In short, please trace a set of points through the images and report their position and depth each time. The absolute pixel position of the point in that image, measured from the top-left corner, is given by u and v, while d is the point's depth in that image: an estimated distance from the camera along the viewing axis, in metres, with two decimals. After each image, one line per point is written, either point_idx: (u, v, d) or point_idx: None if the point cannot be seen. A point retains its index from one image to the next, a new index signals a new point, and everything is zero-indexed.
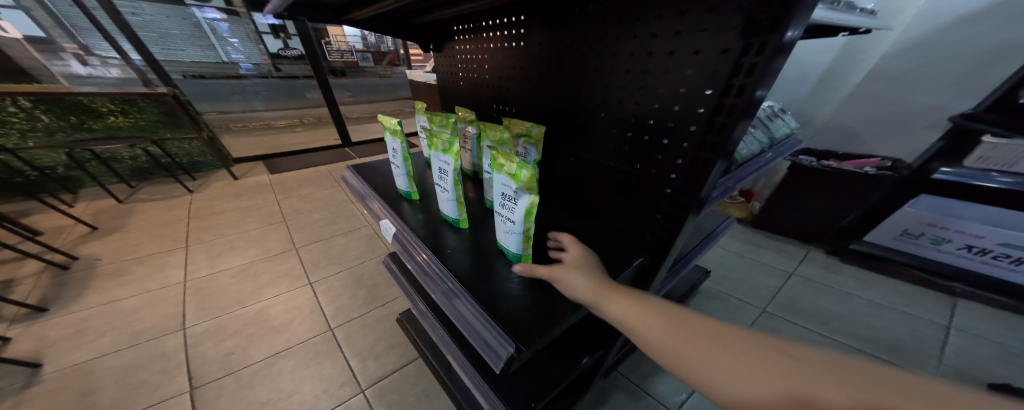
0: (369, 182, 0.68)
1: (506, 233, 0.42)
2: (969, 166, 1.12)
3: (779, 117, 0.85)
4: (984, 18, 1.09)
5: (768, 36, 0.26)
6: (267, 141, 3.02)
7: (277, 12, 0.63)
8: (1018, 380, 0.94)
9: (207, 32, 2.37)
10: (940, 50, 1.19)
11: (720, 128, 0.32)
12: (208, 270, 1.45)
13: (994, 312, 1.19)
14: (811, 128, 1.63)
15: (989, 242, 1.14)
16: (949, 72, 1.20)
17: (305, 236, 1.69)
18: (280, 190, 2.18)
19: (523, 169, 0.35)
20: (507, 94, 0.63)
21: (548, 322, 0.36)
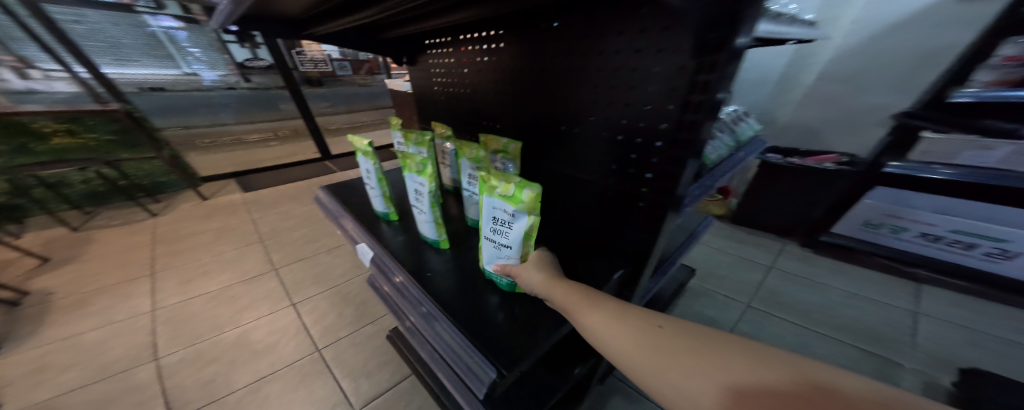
0: (342, 201, 0.68)
1: (499, 257, 0.42)
2: (913, 160, 1.21)
3: (744, 120, 0.88)
4: (913, 25, 1.21)
5: (717, 56, 0.27)
6: (239, 157, 2.87)
7: (231, 26, 0.61)
8: (987, 364, 1.00)
9: (163, 41, 2.25)
10: (879, 54, 1.31)
11: (683, 143, 0.34)
12: (179, 296, 1.36)
13: (958, 297, 1.27)
14: (775, 127, 1.73)
15: (940, 229, 1.23)
16: (890, 74, 1.31)
17: (285, 256, 1.62)
18: (255, 208, 2.08)
19: (524, 188, 0.35)
20: (483, 108, 0.63)
21: (530, 340, 0.37)
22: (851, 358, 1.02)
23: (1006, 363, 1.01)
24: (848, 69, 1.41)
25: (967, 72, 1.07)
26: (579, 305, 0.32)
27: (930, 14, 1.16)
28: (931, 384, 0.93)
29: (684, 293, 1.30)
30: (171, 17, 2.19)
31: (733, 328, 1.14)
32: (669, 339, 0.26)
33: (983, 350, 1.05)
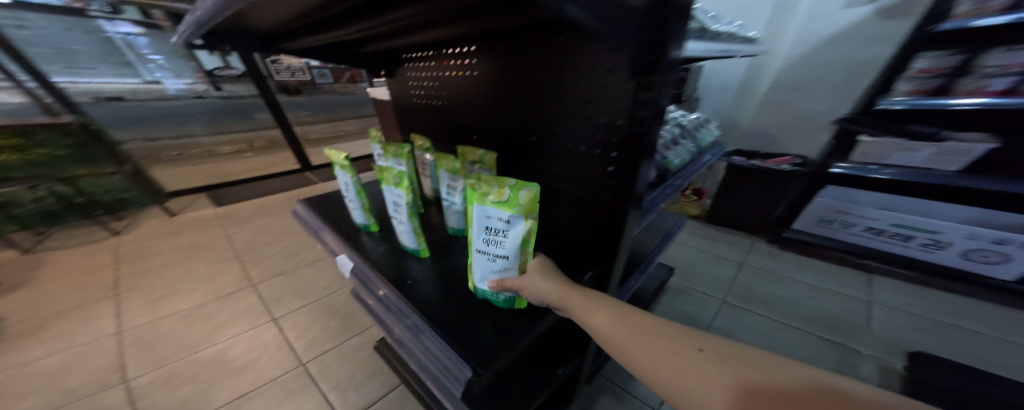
0: (322, 214, 0.67)
1: (495, 273, 0.41)
2: (854, 161, 1.40)
3: (704, 127, 0.94)
4: (846, 40, 1.36)
5: (653, 76, 0.30)
6: (211, 169, 2.74)
7: (198, 40, 0.61)
8: (934, 348, 1.07)
9: (122, 48, 2.36)
10: (820, 65, 1.45)
11: (634, 154, 0.37)
12: (148, 316, 1.29)
13: (907, 286, 1.36)
14: (738, 131, 1.85)
15: (883, 223, 1.37)
16: (831, 83, 1.45)
17: (264, 271, 1.56)
18: (230, 223, 2.00)
19: (522, 189, 0.36)
20: (459, 119, 0.66)
21: (505, 339, 0.38)
22: (814, 347, 1.09)
23: (951, 346, 1.09)
24: (794, 79, 1.55)
25: (890, 82, 1.21)
26: (606, 325, 0.34)
27: (858, 30, 1.32)
28: (887, 369, 1.01)
29: (665, 292, 1.36)
30: (130, 23, 2.09)
31: (710, 323, 1.20)
32: (705, 358, 0.29)
33: (930, 335, 1.13)
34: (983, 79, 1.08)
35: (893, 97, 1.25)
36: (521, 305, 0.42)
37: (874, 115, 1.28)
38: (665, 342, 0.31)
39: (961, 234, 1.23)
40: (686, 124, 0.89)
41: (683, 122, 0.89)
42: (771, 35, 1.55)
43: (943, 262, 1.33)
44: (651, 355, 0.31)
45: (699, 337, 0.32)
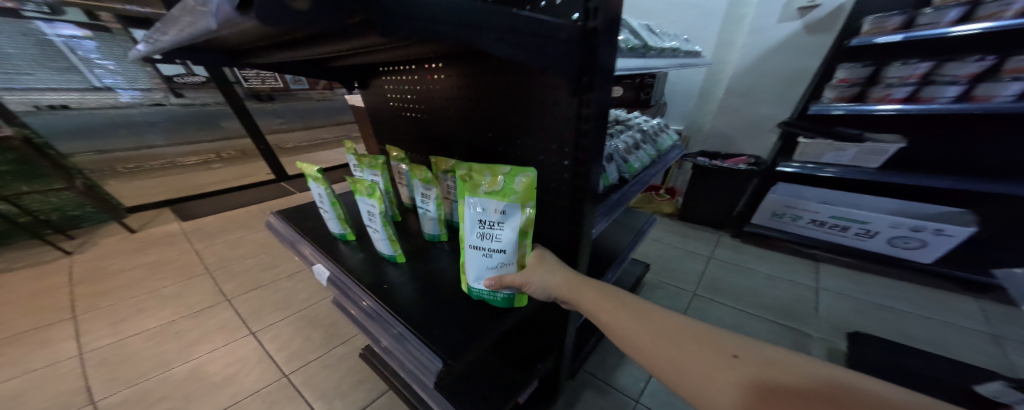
0: (298, 226, 0.68)
1: (494, 269, 0.43)
2: (796, 160, 1.53)
3: (664, 131, 1.03)
4: (783, 51, 1.55)
5: (589, 94, 0.36)
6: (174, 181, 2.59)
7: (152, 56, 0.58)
8: (867, 327, 1.19)
9: (63, 51, 2.00)
10: (763, 73, 1.65)
11: (583, 162, 0.42)
12: (113, 337, 1.23)
13: (844, 272, 1.49)
14: (701, 133, 2.05)
15: (823, 215, 1.51)
16: (771, 89, 1.66)
17: (239, 286, 1.50)
18: (198, 238, 1.90)
19: (520, 175, 0.39)
20: (430, 130, 0.69)
21: (473, 335, 0.41)
22: (772, 332, 1.18)
23: (884, 325, 1.20)
24: (743, 85, 1.73)
25: (821, 90, 1.42)
26: (630, 328, 0.37)
27: (791, 42, 1.52)
28: (832, 349, 1.11)
29: (642, 287, 1.42)
30: (73, 25, 1.97)
31: None
32: (742, 366, 0.31)
33: (867, 316, 1.24)
34: (888, 88, 1.26)
35: (820, 104, 1.42)
36: (522, 302, 0.45)
37: (815, 119, 1.49)
38: (696, 349, 0.33)
39: (885, 223, 1.38)
40: (648, 129, 0.96)
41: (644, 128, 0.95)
42: (724, 44, 1.77)
43: (873, 250, 1.47)
44: (679, 361, 0.33)
45: (734, 344, 0.33)
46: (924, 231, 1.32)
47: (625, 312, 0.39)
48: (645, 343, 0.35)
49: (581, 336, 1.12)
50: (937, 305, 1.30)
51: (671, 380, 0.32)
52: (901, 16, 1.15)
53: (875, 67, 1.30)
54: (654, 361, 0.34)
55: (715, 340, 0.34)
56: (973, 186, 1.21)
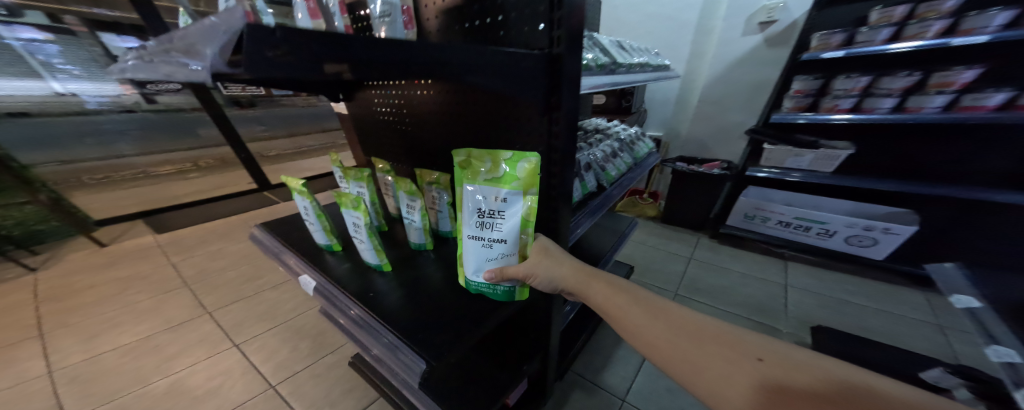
0: (283, 238, 0.68)
1: (494, 261, 0.45)
2: (763, 165, 1.62)
3: (642, 140, 1.09)
4: (747, 63, 1.71)
5: (558, 113, 0.43)
6: (148, 192, 2.47)
7: None
8: (832, 321, 1.26)
9: (24, 55, 1.96)
10: (732, 83, 1.79)
11: (555, 172, 0.47)
12: (84, 354, 1.18)
13: (808, 269, 1.58)
14: (679, 139, 2.16)
15: (788, 216, 1.60)
16: (739, 97, 1.81)
17: (220, 298, 1.46)
18: (174, 251, 1.83)
19: (522, 161, 0.41)
20: (413, 143, 0.72)
21: (457, 337, 0.42)
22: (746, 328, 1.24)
23: (844, 319, 1.27)
24: (714, 93, 1.87)
25: (780, 99, 1.52)
26: (650, 327, 0.39)
27: (755, 54, 1.68)
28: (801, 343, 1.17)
29: None
30: (35, 29, 1.92)
31: None
32: (765, 368, 0.33)
33: (831, 310, 1.32)
34: (836, 99, 1.37)
35: (779, 114, 1.51)
36: (522, 294, 0.48)
37: (777, 126, 1.59)
38: (717, 349, 0.36)
39: (842, 223, 1.48)
40: (626, 138, 1.01)
41: (622, 136, 1.01)
42: (698, 54, 1.87)
43: (831, 247, 1.57)
44: (700, 362, 0.35)
45: (757, 348, 0.35)
46: (874, 230, 1.43)
47: (646, 312, 0.41)
48: (667, 343, 0.37)
49: (568, 337, 1.14)
50: (891, 298, 1.38)
51: (692, 381, 0.34)
52: (842, 34, 1.28)
53: (823, 80, 1.42)
54: (676, 360, 0.36)
55: (738, 343, 0.36)
56: (913, 188, 1.34)
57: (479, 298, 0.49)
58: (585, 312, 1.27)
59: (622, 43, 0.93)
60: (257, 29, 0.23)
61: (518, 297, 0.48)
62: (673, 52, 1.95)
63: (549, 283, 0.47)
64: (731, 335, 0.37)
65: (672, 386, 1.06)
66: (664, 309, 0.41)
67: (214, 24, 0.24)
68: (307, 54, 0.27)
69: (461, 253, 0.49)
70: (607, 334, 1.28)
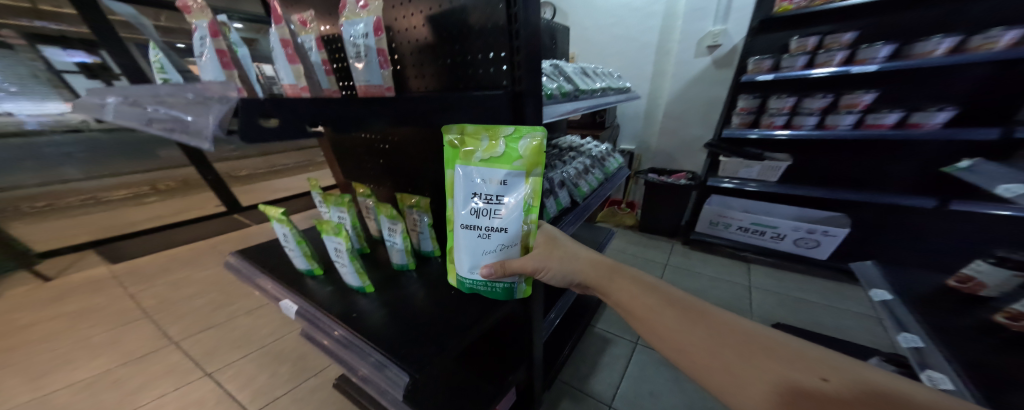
0: (260, 265, 0.67)
1: (491, 255, 0.45)
2: (721, 176, 1.75)
3: (612, 155, 1.17)
4: (700, 80, 1.91)
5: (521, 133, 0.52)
6: (99, 219, 2.26)
7: None
8: (791, 318, 1.36)
9: None
10: (689, 99, 1.98)
11: None
12: (26, 397, 1.06)
13: (769, 269, 1.69)
14: (649, 151, 2.31)
15: (746, 222, 1.73)
16: (697, 111, 1.98)
17: (187, 327, 1.37)
18: (132, 281, 1.70)
19: (524, 139, 0.41)
20: (390, 168, 0.75)
21: (441, 349, 0.44)
22: None
23: (800, 316, 1.37)
24: (676, 108, 2.05)
25: (728, 117, 1.68)
26: (687, 339, 0.42)
27: (705, 74, 1.88)
28: None
29: None
30: None
31: None
32: (826, 388, 0.34)
33: (788, 308, 1.41)
34: (771, 116, 1.53)
35: (729, 129, 1.65)
36: (527, 292, 0.48)
37: (730, 141, 1.74)
38: (765, 362, 0.37)
39: (791, 227, 1.61)
40: (597, 154, 1.09)
41: (594, 152, 1.08)
42: (659, 72, 2.05)
43: (784, 250, 1.70)
44: (743, 375, 0.37)
45: (819, 367, 0.36)
46: (816, 233, 1.57)
47: (687, 319, 0.43)
48: (706, 351, 0.40)
49: (554, 346, 1.16)
50: (837, 293, 1.49)
51: (730, 391, 0.37)
52: (771, 60, 1.46)
53: (760, 99, 1.59)
54: (719, 370, 0.38)
55: (797, 361, 0.36)
56: (845, 194, 1.49)
57: (462, 311, 0.52)
58: (571, 320, 1.30)
59: (585, 68, 1.01)
60: (251, 101, 0.26)
61: (517, 296, 0.47)
62: (637, 69, 2.12)
63: (563, 277, 0.51)
64: (777, 349, 0.38)
65: (657, 386, 1.11)
66: (702, 319, 0.43)
67: (208, 96, 0.27)
68: (289, 110, 0.30)
69: (454, 251, 0.48)
70: (593, 340, 1.31)
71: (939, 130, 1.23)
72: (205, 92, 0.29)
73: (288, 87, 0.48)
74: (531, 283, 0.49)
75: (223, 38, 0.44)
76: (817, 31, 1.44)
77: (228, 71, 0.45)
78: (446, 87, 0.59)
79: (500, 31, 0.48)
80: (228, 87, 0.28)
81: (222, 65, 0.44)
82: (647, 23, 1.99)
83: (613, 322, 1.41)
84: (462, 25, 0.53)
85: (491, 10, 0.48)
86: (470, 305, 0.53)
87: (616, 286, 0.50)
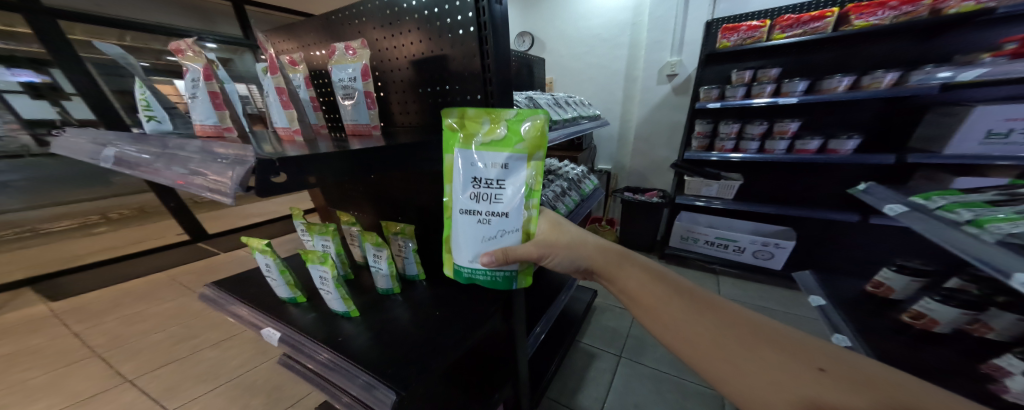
0: (238, 295, 0.66)
1: (492, 242, 0.46)
2: (687, 195, 1.88)
3: (587, 177, 1.25)
4: (664, 106, 2.08)
5: None
6: (39, 252, 2.06)
7: (72, 150, 0.55)
8: None
9: None
10: (656, 123, 2.15)
11: None
12: None
13: (738, 279, 1.79)
14: (623, 171, 2.44)
15: (711, 236, 1.83)
16: (664, 134, 2.15)
17: (142, 364, 1.26)
18: (76, 319, 1.56)
19: (528, 120, 0.44)
20: (374, 197, 0.78)
21: (427, 368, 0.46)
22: None
23: None
24: (645, 131, 2.21)
25: (688, 141, 1.84)
26: (695, 329, 0.43)
27: (667, 100, 2.06)
28: None
29: (593, 313, 1.59)
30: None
31: (628, 334, 1.44)
32: (826, 378, 0.35)
33: None
34: (722, 141, 1.68)
35: (691, 152, 1.79)
36: (527, 280, 0.50)
37: (693, 162, 1.89)
38: (770, 355, 0.38)
39: (750, 241, 1.73)
40: (573, 176, 1.17)
41: (570, 175, 1.16)
42: (628, 97, 2.23)
43: (744, 262, 1.80)
44: (747, 365, 0.38)
45: (818, 359, 0.38)
46: (770, 245, 1.68)
47: (697, 310, 0.45)
48: (713, 341, 0.41)
49: (541, 362, 1.16)
50: (794, 300, 1.59)
51: (731, 378, 0.38)
52: (717, 90, 1.64)
53: (713, 125, 1.76)
54: (721, 358, 0.40)
55: (799, 353, 0.38)
56: (796, 210, 1.63)
57: (447, 330, 0.54)
58: (558, 335, 1.32)
59: (558, 99, 1.11)
60: (265, 161, 0.28)
61: (516, 286, 0.48)
62: (608, 94, 2.30)
63: (570, 261, 0.52)
64: (782, 343, 0.40)
65: (643, 398, 1.13)
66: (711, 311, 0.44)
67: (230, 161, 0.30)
68: (301, 165, 0.32)
69: (454, 240, 0.49)
70: (578, 356, 1.33)
71: (849, 155, 1.41)
72: (228, 155, 0.32)
73: (282, 130, 0.51)
74: (531, 275, 0.51)
75: (216, 82, 0.48)
76: (750, 66, 1.66)
77: (220, 111, 0.48)
78: (428, 123, 0.65)
79: (475, 77, 0.57)
80: (248, 151, 0.31)
81: (214, 106, 0.48)
82: (615, 53, 2.19)
83: (597, 338, 1.43)
84: (443, 70, 0.59)
85: (467, 59, 0.56)
86: (457, 324, 0.55)
87: (626, 273, 0.51)
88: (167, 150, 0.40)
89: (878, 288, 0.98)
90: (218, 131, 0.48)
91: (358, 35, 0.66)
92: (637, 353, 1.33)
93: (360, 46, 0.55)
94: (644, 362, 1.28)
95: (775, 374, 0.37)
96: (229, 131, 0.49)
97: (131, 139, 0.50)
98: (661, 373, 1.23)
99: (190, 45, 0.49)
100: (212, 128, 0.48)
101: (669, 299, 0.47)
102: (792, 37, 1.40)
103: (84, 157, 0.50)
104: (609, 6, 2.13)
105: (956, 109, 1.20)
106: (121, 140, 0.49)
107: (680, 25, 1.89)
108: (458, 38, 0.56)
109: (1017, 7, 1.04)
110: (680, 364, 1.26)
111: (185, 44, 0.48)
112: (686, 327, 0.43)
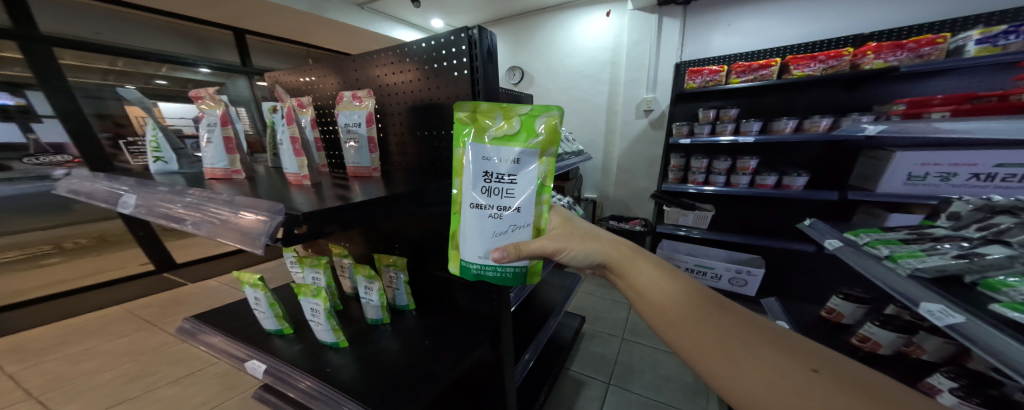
0: (216, 329, 0.65)
1: (503, 237, 0.44)
2: (665, 224, 1.96)
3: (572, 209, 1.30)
4: (642, 138, 2.24)
5: None
6: None
7: (96, 193, 0.62)
8: None
9: None
10: (636, 154, 2.29)
11: None
12: None
13: None
14: (607, 198, 2.55)
15: (689, 263, 1.83)
16: (643, 164, 2.29)
17: (88, 406, 1.16)
18: (12, 360, 1.44)
19: (544, 117, 0.44)
20: (366, 235, 0.81)
21: (414, 395, 0.47)
22: (680, 366, 1.39)
23: None
24: (626, 161, 2.35)
25: (664, 173, 1.96)
26: (703, 329, 0.45)
27: (645, 133, 2.22)
28: None
29: (582, 339, 1.59)
30: None
31: (617, 360, 1.43)
32: (818, 377, 0.37)
33: None
34: (694, 174, 1.81)
35: (668, 184, 1.90)
36: (532, 278, 0.47)
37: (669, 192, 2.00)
38: (771, 353, 0.41)
39: (726, 268, 1.77)
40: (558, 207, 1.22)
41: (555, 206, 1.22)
42: (610, 129, 2.38)
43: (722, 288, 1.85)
44: (749, 363, 0.40)
45: (812, 361, 0.40)
46: (744, 272, 1.74)
47: (708, 311, 0.47)
48: (718, 341, 0.43)
49: (529, 392, 1.13)
50: None
51: (733, 375, 0.40)
52: (687, 126, 1.78)
53: (686, 159, 1.90)
54: (721, 355, 0.42)
55: (795, 352, 0.41)
56: (767, 238, 1.73)
57: (435, 359, 0.55)
58: (547, 361, 1.31)
59: None
60: (290, 217, 0.34)
61: (525, 284, 0.46)
62: (592, 127, 2.46)
63: (586, 256, 0.54)
64: (783, 343, 0.42)
65: None
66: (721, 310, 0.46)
67: (258, 220, 0.35)
68: (318, 221, 0.36)
69: (460, 234, 0.47)
70: (567, 384, 1.31)
71: (801, 191, 1.54)
72: (252, 214, 0.37)
73: (290, 174, 0.54)
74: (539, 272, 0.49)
75: (231, 126, 0.56)
76: (714, 104, 1.83)
77: (231, 155, 0.55)
78: (424, 162, 0.70)
79: None
80: (273, 209, 0.36)
81: (226, 150, 0.55)
82: (597, 88, 2.38)
83: (585, 365, 1.41)
84: (437, 117, 0.66)
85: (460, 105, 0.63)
86: (445, 353, 0.56)
87: (639, 268, 0.54)
88: (202, 198, 0.46)
89: (831, 314, 1.07)
90: (226, 173, 0.55)
91: (362, 84, 0.74)
92: (624, 380, 1.31)
93: (366, 95, 0.62)
94: (633, 389, 1.27)
95: (777, 371, 0.39)
96: (237, 173, 0.56)
97: (149, 181, 0.57)
98: (648, 401, 1.21)
99: (209, 93, 0.57)
100: (222, 170, 0.55)
101: (682, 299, 0.49)
102: (746, 82, 1.58)
103: (117, 205, 0.54)
104: (592, 47, 2.34)
105: (880, 152, 1.36)
106: (144, 183, 0.57)
107: (653, 66, 2.10)
108: (454, 85, 0.63)
109: (917, 67, 1.20)
110: (664, 392, 1.25)
111: (205, 92, 0.56)
112: (696, 323, 0.45)
